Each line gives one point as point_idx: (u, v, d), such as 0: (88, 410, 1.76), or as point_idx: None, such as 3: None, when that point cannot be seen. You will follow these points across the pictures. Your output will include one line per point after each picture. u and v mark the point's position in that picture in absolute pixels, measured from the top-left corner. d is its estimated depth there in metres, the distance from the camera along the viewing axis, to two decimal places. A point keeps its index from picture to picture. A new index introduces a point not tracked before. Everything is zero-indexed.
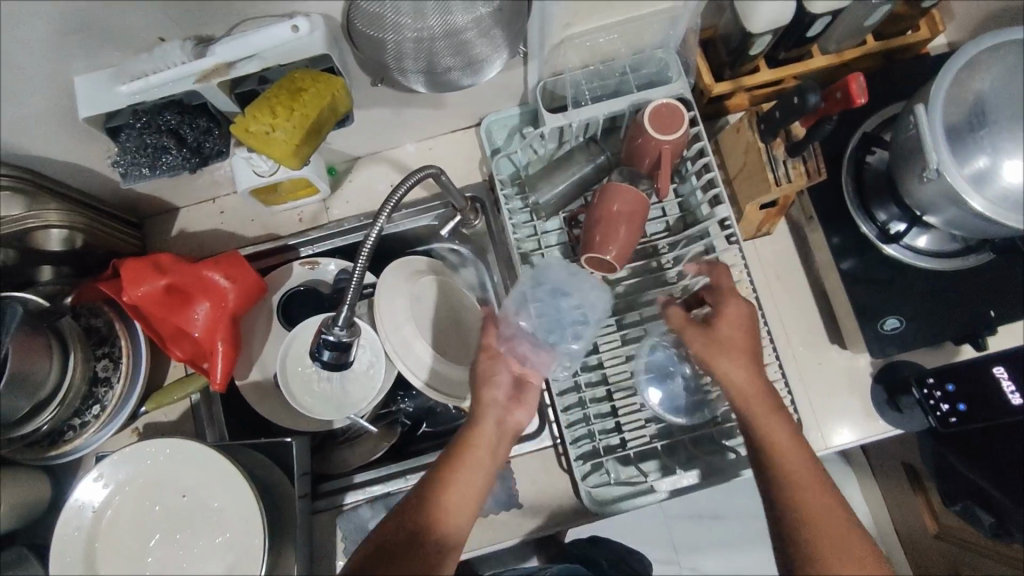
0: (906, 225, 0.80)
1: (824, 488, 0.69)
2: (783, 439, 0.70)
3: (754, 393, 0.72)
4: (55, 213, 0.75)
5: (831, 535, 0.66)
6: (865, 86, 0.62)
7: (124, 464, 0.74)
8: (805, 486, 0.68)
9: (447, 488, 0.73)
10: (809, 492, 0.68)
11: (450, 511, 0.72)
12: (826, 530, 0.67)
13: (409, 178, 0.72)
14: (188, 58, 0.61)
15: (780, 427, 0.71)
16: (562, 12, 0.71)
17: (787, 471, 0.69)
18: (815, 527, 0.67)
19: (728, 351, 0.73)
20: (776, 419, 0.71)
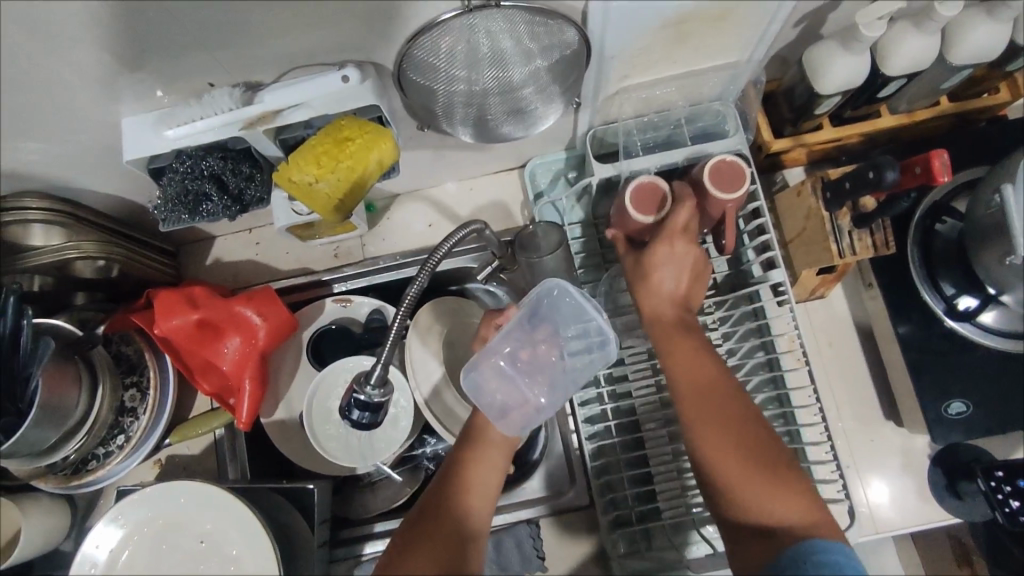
0: (979, 301, 0.74)
1: (732, 400, 0.62)
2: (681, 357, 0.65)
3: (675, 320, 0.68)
4: (93, 244, 0.74)
5: (730, 445, 0.59)
6: (949, 164, 0.59)
7: (143, 505, 0.71)
8: (704, 391, 0.62)
9: (463, 510, 0.64)
10: (709, 390, 0.62)
11: (474, 477, 0.67)
12: (729, 448, 0.59)
13: (454, 234, 0.69)
14: (235, 104, 0.59)
15: (687, 345, 0.66)
16: (620, 64, 0.68)
17: (689, 379, 0.64)
18: (708, 435, 0.60)
19: (675, 269, 0.70)
20: (681, 330, 0.67)
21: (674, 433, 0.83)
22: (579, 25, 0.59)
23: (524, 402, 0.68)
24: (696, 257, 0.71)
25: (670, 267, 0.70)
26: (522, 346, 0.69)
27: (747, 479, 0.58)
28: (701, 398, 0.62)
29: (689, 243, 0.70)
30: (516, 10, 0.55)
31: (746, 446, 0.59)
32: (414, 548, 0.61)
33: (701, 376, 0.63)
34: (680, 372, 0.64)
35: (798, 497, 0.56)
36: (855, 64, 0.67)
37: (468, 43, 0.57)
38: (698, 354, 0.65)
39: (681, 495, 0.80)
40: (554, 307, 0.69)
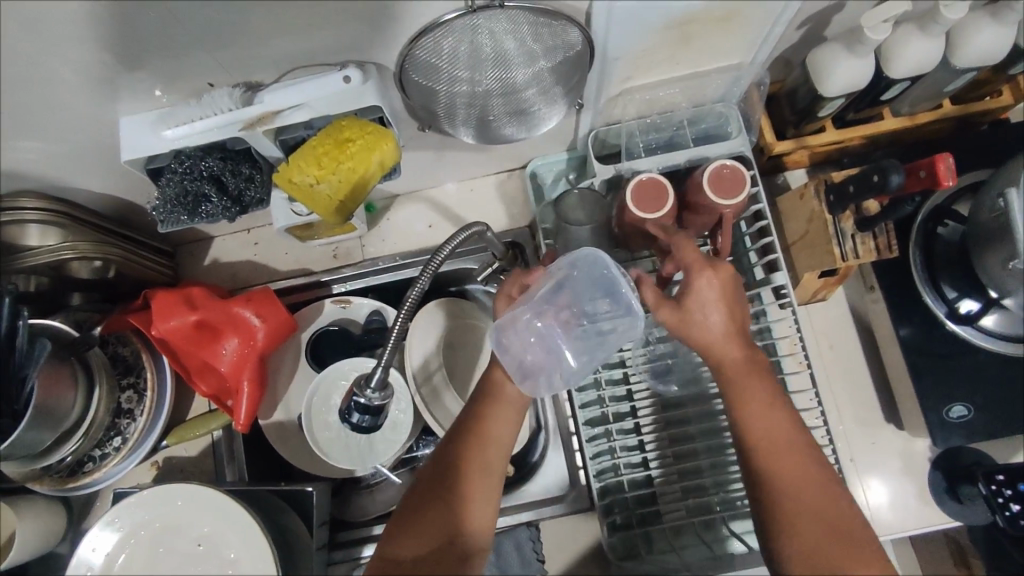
0: (981, 305, 0.74)
1: (808, 465, 0.59)
2: (755, 413, 0.61)
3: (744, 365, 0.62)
4: (90, 244, 0.73)
5: (809, 517, 0.57)
6: (953, 168, 0.58)
7: (140, 508, 0.70)
8: (776, 453, 0.60)
9: (467, 468, 0.64)
10: (783, 453, 0.60)
11: (484, 438, 0.65)
12: (804, 519, 0.57)
13: (455, 235, 0.69)
14: (235, 105, 0.58)
15: (761, 399, 0.62)
16: (624, 65, 0.68)
17: (765, 440, 0.60)
18: (786, 505, 0.58)
19: (705, 323, 0.62)
20: (756, 378, 0.62)
21: (674, 435, 0.83)
22: (583, 26, 0.58)
23: (540, 366, 0.66)
24: (726, 284, 0.63)
25: (699, 307, 0.62)
26: (547, 315, 0.67)
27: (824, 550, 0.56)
28: (772, 461, 0.60)
29: (707, 278, 0.62)
30: (520, 11, 0.54)
31: (822, 515, 0.57)
32: (415, 511, 0.62)
33: (779, 437, 0.60)
34: (754, 431, 0.61)
35: (877, 573, 0.55)
36: (858, 66, 0.67)
37: (471, 43, 0.57)
38: (773, 410, 0.61)
39: (681, 498, 0.80)
40: (586, 273, 0.67)
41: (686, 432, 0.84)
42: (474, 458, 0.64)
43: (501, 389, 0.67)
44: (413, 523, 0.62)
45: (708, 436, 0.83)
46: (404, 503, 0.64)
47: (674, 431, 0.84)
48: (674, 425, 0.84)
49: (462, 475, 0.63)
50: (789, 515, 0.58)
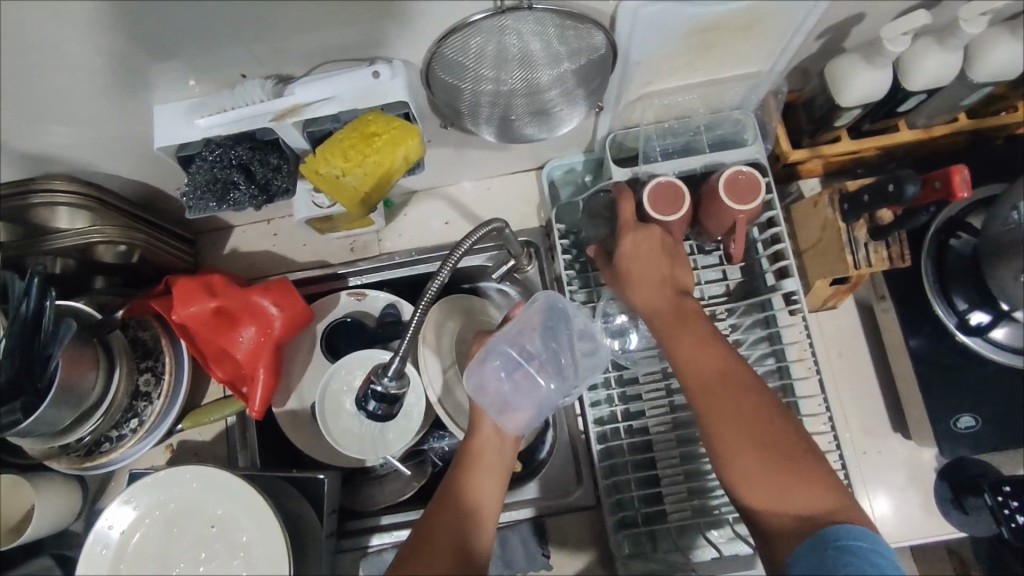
0: (990, 317, 0.75)
1: (743, 393, 0.61)
2: (686, 352, 0.64)
3: (667, 307, 0.67)
4: (114, 229, 0.74)
5: (748, 444, 0.59)
6: (968, 180, 0.59)
7: (156, 488, 0.72)
8: (707, 377, 0.62)
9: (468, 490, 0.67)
10: (715, 376, 0.62)
11: (476, 480, 0.68)
12: (741, 447, 0.59)
13: (475, 231, 0.70)
14: (267, 96, 0.60)
15: (692, 339, 0.65)
16: (644, 69, 0.69)
17: (695, 372, 0.63)
18: (723, 434, 0.60)
19: (637, 278, 0.70)
20: (689, 318, 0.66)
21: (682, 436, 0.84)
22: (607, 30, 0.60)
23: (512, 406, 0.71)
24: (659, 235, 0.71)
25: (637, 257, 0.70)
26: (512, 358, 0.72)
27: (756, 465, 0.58)
28: (707, 392, 0.62)
29: (631, 232, 0.71)
30: (547, 13, 0.55)
31: (755, 434, 0.59)
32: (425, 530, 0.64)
33: (708, 363, 0.63)
34: (688, 365, 0.64)
35: (816, 487, 0.57)
36: (876, 77, 0.68)
37: (497, 43, 0.58)
38: (700, 343, 0.64)
39: (687, 498, 0.81)
40: (551, 316, 0.74)
41: (694, 433, 0.84)
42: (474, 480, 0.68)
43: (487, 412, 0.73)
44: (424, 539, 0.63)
45: None
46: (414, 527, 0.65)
47: (683, 433, 0.85)
48: (681, 426, 0.85)
49: (466, 497, 0.67)
50: (729, 447, 0.60)
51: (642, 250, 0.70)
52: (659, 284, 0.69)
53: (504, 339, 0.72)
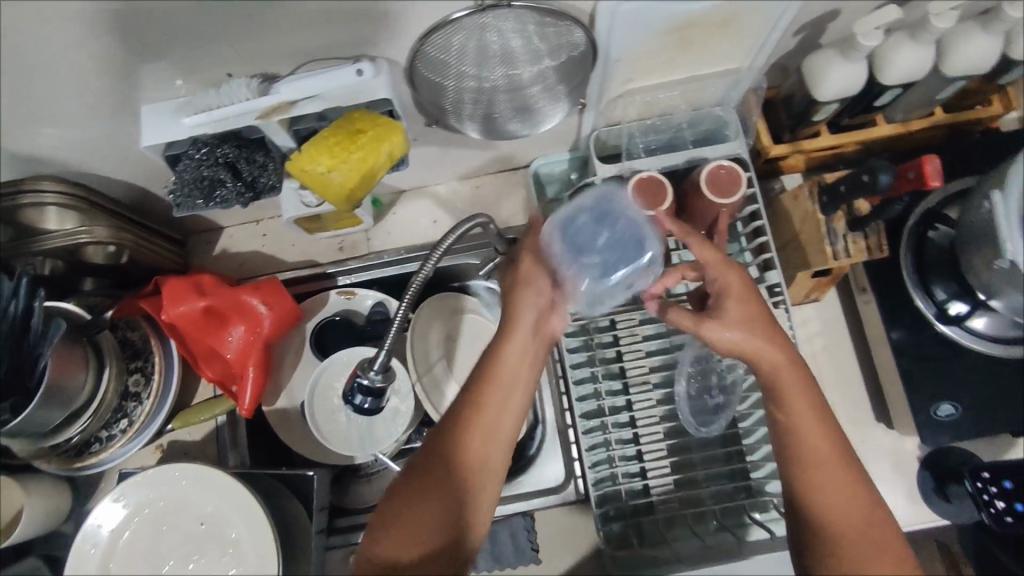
0: (969, 306, 0.77)
1: (847, 468, 0.59)
2: (810, 417, 0.60)
3: (776, 354, 0.62)
4: (104, 228, 0.75)
5: (871, 553, 0.56)
6: (939, 168, 0.61)
7: (145, 486, 0.72)
8: (825, 468, 0.59)
9: (470, 451, 0.61)
10: (832, 468, 0.59)
11: (488, 415, 0.62)
12: (846, 522, 0.57)
13: (458, 226, 0.71)
14: (251, 94, 0.61)
15: (805, 401, 0.61)
16: (624, 67, 0.70)
17: (808, 438, 0.60)
18: (842, 534, 0.57)
19: (732, 326, 0.62)
20: (807, 389, 0.61)
21: (669, 430, 0.85)
22: (586, 27, 0.61)
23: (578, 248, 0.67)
24: (743, 276, 0.63)
25: (733, 300, 0.63)
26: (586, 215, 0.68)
27: (877, 574, 0.55)
28: (815, 463, 0.59)
29: (734, 271, 0.63)
30: (527, 10, 0.57)
31: (873, 542, 0.57)
32: (420, 488, 0.59)
33: (827, 453, 0.59)
34: (800, 429, 0.60)
35: None
36: (851, 71, 0.70)
37: (479, 39, 0.59)
38: (814, 407, 0.61)
39: (674, 490, 0.83)
40: (609, 209, 0.69)
41: (680, 427, 0.86)
42: (479, 438, 0.61)
43: (514, 352, 0.64)
44: (416, 501, 0.59)
45: (702, 430, 0.86)
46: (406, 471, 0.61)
47: (670, 427, 0.85)
48: (668, 419, 0.86)
49: (473, 439, 0.61)
50: (834, 522, 0.58)
51: (730, 297, 0.63)
52: (769, 328, 0.62)
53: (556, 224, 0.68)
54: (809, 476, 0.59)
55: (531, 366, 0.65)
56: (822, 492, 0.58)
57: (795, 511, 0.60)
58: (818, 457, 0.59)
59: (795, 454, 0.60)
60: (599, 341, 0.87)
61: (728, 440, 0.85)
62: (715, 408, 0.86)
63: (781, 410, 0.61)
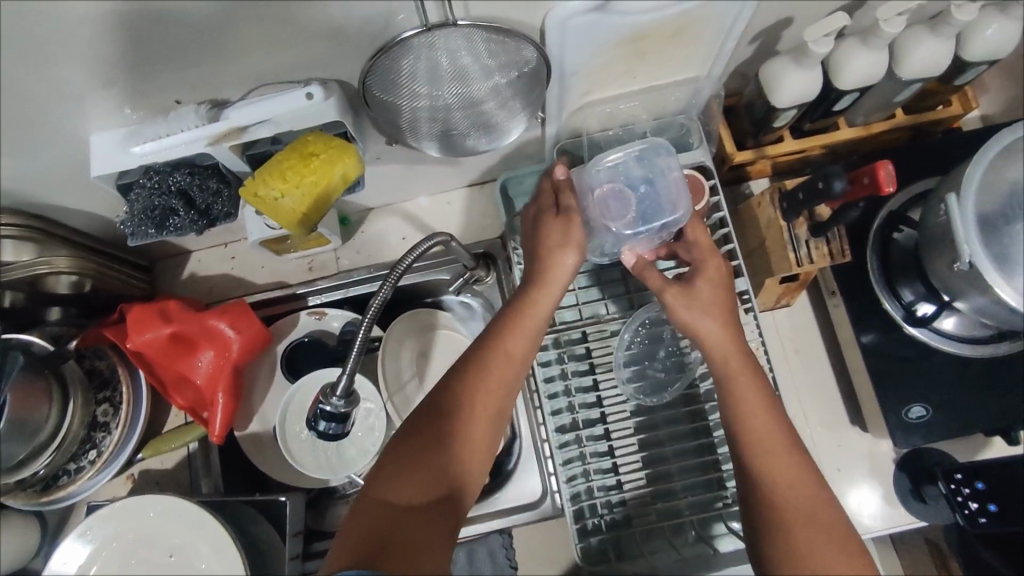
0: (935, 307, 0.76)
1: (800, 459, 0.60)
2: (760, 405, 0.62)
3: (730, 343, 0.66)
4: (65, 259, 0.75)
5: (820, 533, 0.55)
6: (893, 174, 0.61)
7: (112, 520, 0.71)
8: (771, 451, 0.60)
9: (465, 432, 0.61)
10: (779, 452, 0.60)
11: (487, 383, 0.64)
12: (804, 506, 0.57)
13: (418, 245, 0.71)
14: (200, 121, 0.60)
15: (755, 395, 0.63)
16: (582, 80, 0.70)
17: (760, 427, 0.61)
18: (788, 510, 0.57)
19: (706, 308, 0.68)
20: (756, 379, 0.64)
21: (643, 441, 0.85)
22: (537, 43, 0.61)
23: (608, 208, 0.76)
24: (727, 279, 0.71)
25: (706, 285, 0.69)
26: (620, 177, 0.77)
27: (821, 551, 0.54)
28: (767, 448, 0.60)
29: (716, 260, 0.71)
30: (474, 29, 0.56)
31: (821, 524, 0.56)
32: (413, 458, 0.59)
33: (773, 435, 0.61)
34: (749, 419, 0.62)
35: None
36: (807, 78, 0.70)
37: (429, 59, 0.59)
38: (764, 402, 0.63)
39: (650, 502, 0.82)
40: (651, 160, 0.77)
41: (655, 437, 0.85)
42: (476, 422, 0.62)
43: (513, 348, 0.66)
44: (409, 468, 0.58)
45: (677, 441, 0.85)
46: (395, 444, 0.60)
47: (645, 440, 0.85)
48: (644, 431, 0.85)
49: (475, 403, 0.62)
50: (790, 506, 0.57)
51: (704, 279, 0.69)
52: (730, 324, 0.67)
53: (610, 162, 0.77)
54: (756, 455, 0.60)
55: (520, 364, 0.66)
56: (776, 478, 0.58)
57: (753, 499, 0.59)
58: (763, 439, 0.60)
59: (746, 441, 0.61)
60: (571, 355, 0.87)
61: (704, 449, 0.84)
62: (690, 416, 0.86)
63: (730, 403, 0.63)
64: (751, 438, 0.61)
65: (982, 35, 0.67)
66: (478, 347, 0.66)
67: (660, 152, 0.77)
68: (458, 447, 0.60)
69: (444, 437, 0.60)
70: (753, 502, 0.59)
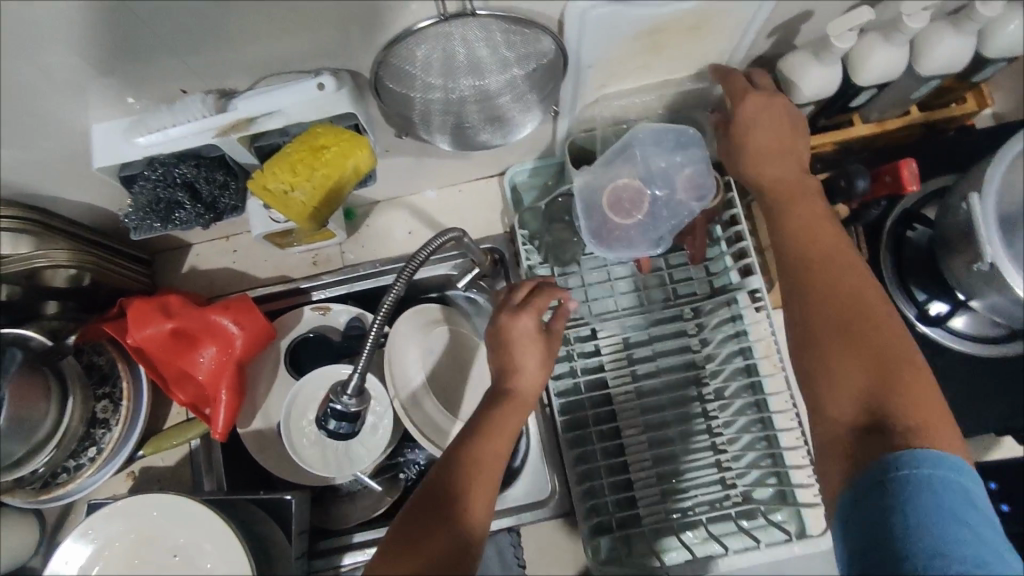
0: (950, 307, 0.76)
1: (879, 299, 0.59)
2: (812, 220, 0.65)
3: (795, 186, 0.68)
4: (62, 252, 0.73)
5: (843, 319, 0.58)
6: (916, 173, 0.62)
7: (114, 519, 0.68)
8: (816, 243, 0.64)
9: (468, 489, 0.60)
10: (827, 257, 0.62)
11: (492, 439, 0.64)
12: (847, 288, 0.60)
13: (432, 241, 0.69)
14: (208, 111, 0.58)
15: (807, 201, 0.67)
16: (598, 72, 0.69)
17: (834, 301, 0.59)
18: (820, 293, 0.60)
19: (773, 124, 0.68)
20: (806, 197, 0.67)
21: (653, 439, 0.84)
22: (555, 34, 0.59)
23: (629, 197, 0.78)
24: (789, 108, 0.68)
25: (765, 117, 0.68)
26: (649, 164, 0.78)
27: (840, 315, 0.58)
28: (859, 333, 0.56)
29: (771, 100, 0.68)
30: (493, 19, 0.55)
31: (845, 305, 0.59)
32: (416, 533, 0.57)
33: (818, 255, 0.63)
34: (795, 221, 0.66)
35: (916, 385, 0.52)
36: (827, 73, 0.69)
37: (444, 50, 0.57)
38: (812, 212, 0.66)
39: (660, 500, 0.81)
40: (678, 150, 0.77)
41: (664, 436, 0.84)
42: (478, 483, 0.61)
43: (505, 425, 0.65)
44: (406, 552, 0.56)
45: (686, 439, 0.84)
46: (400, 522, 0.59)
47: (654, 438, 0.84)
48: (655, 428, 0.85)
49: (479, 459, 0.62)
50: (879, 354, 0.55)
51: (775, 152, 0.69)
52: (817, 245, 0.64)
53: (642, 148, 0.77)
54: (807, 259, 0.63)
55: (527, 403, 0.67)
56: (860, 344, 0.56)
57: (799, 270, 0.63)
58: (811, 259, 0.63)
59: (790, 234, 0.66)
60: (580, 351, 0.86)
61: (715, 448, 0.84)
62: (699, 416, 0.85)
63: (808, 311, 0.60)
64: (800, 257, 0.64)
65: (1004, 31, 0.67)
66: (486, 411, 0.66)
67: (689, 142, 0.76)
68: (464, 512, 0.59)
69: (450, 500, 0.59)
70: (819, 420, 0.56)
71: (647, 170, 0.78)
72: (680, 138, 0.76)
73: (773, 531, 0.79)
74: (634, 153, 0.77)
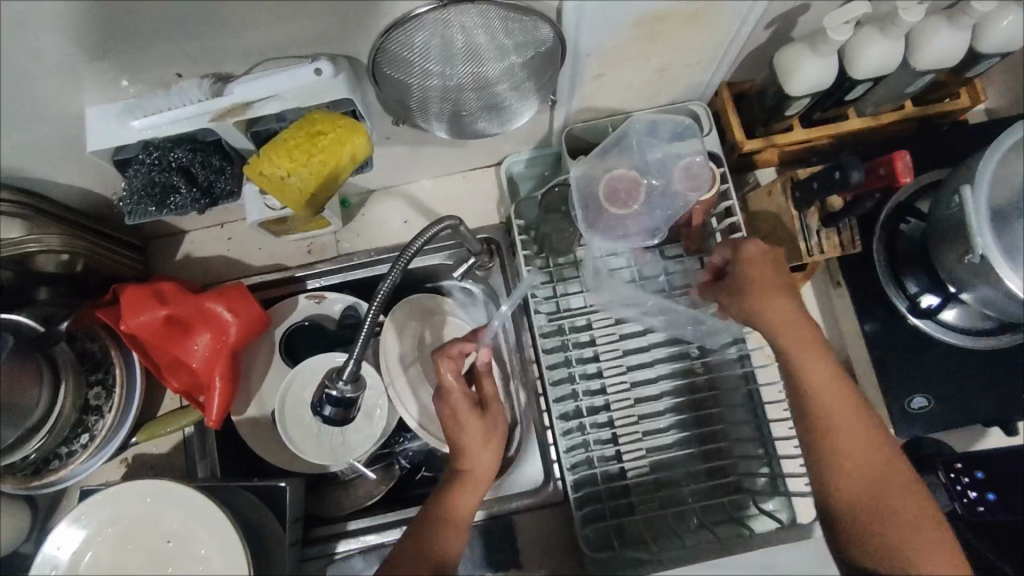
0: (939, 299, 0.77)
1: (874, 435, 0.67)
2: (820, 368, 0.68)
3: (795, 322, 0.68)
4: (56, 238, 0.72)
5: (861, 475, 0.66)
6: (910, 165, 0.61)
7: (108, 504, 0.68)
8: (829, 391, 0.68)
9: (437, 544, 0.65)
10: (842, 404, 0.67)
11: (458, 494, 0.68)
12: (856, 446, 0.67)
13: (428, 229, 0.69)
14: (204, 95, 0.58)
15: (811, 346, 0.68)
16: (595, 63, 0.68)
17: (848, 464, 0.66)
18: (843, 452, 0.66)
19: (779, 288, 0.69)
20: (811, 338, 0.68)
21: (647, 428, 0.85)
22: (554, 23, 0.59)
23: (630, 180, 0.77)
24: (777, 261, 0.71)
25: (771, 283, 0.69)
26: (653, 150, 0.78)
27: (859, 476, 0.66)
28: (875, 487, 0.65)
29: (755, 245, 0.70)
30: (491, 6, 0.55)
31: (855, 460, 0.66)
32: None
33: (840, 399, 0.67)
34: (807, 373, 0.68)
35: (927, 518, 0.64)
36: (822, 66, 0.69)
37: (443, 37, 0.57)
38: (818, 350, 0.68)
39: (653, 490, 0.82)
40: (679, 141, 0.78)
41: (658, 427, 0.85)
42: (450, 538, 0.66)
43: (459, 491, 0.68)
44: None
45: (680, 429, 0.85)
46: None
47: (648, 429, 0.85)
48: (648, 418, 0.85)
49: (454, 509, 0.67)
50: (888, 491, 0.65)
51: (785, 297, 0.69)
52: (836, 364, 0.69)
53: (643, 137, 0.78)
54: (817, 414, 0.68)
55: (482, 485, 0.70)
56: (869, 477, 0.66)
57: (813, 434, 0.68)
58: (819, 405, 0.68)
59: (807, 390, 0.68)
60: (575, 341, 0.87)
61: (707, 438, 0.85)
62: (693, 406, 0.86)
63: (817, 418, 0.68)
64: (812, 414, 0.68)
65: (997, 26, 0.67)
66: (440, 493, 0.69)
67: (687, 134, 0.78)
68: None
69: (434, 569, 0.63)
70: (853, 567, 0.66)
71: (648, 158, 0.78)
72: (682, 130, 0.79)
73: (765, 520, 0.79)
74: (631, 143, 0.78)
